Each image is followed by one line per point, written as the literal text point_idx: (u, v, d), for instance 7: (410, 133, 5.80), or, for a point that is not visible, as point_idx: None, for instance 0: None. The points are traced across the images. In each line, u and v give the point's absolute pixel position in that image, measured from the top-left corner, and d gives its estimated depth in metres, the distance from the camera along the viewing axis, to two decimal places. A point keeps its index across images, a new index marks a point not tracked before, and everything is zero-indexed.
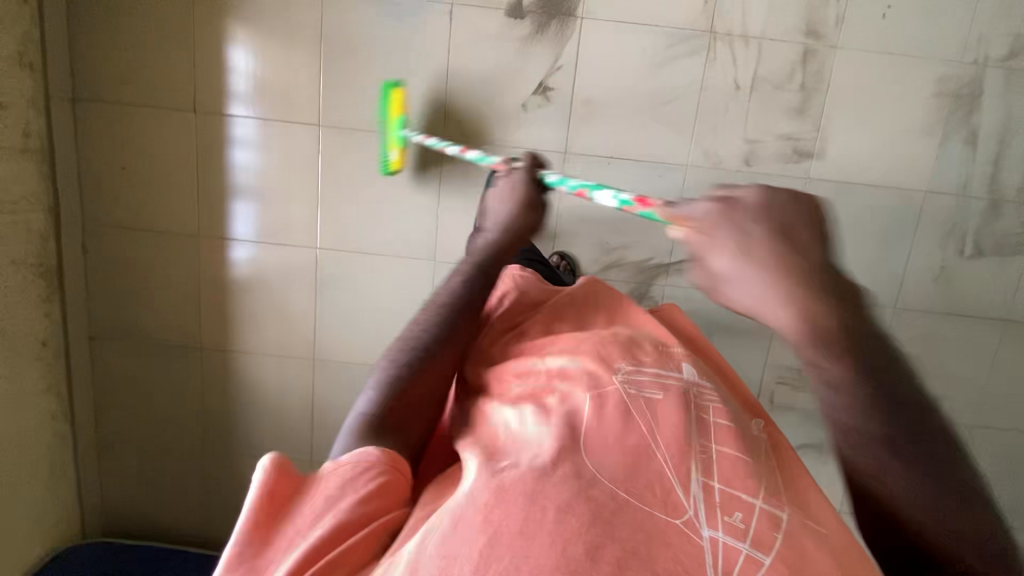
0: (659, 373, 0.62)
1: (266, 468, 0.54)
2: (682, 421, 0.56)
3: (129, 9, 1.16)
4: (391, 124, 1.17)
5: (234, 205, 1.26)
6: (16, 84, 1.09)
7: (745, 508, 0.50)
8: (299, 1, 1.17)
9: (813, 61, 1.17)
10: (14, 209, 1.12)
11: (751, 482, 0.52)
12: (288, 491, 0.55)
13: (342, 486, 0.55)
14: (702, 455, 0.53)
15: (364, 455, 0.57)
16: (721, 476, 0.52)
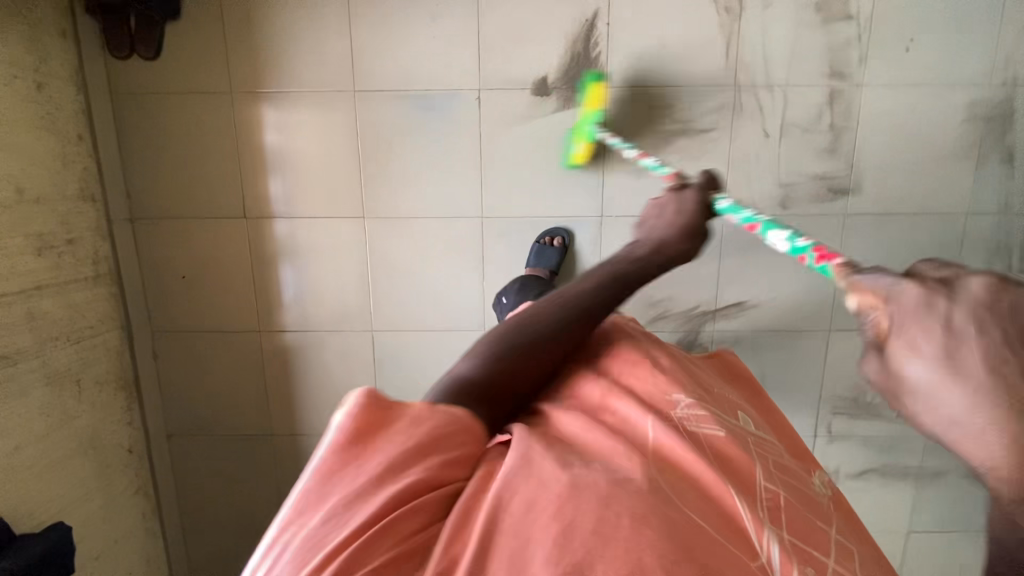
0: (721, 420, 0.68)
1: (358, 401, 0.53)
2: (746, 467, 0.62)
3: (176, 130, 1.23)
4: None
5: (284, 276, 1.31)
6: (83, 218, 1.16)
7: (817, 564, 0.54)
8: (332, 102, 1.21)
9: (840, 101, 1.18)
10: (93, 333, 1.18)
11: (823, 544, 0.57)
12: (378, 418, 0.53)
13: (431, 434, 0.54)
14: (770, 502, 0.59)
15: (457, 411, 0.58)
16: (790, 528, 0.57)
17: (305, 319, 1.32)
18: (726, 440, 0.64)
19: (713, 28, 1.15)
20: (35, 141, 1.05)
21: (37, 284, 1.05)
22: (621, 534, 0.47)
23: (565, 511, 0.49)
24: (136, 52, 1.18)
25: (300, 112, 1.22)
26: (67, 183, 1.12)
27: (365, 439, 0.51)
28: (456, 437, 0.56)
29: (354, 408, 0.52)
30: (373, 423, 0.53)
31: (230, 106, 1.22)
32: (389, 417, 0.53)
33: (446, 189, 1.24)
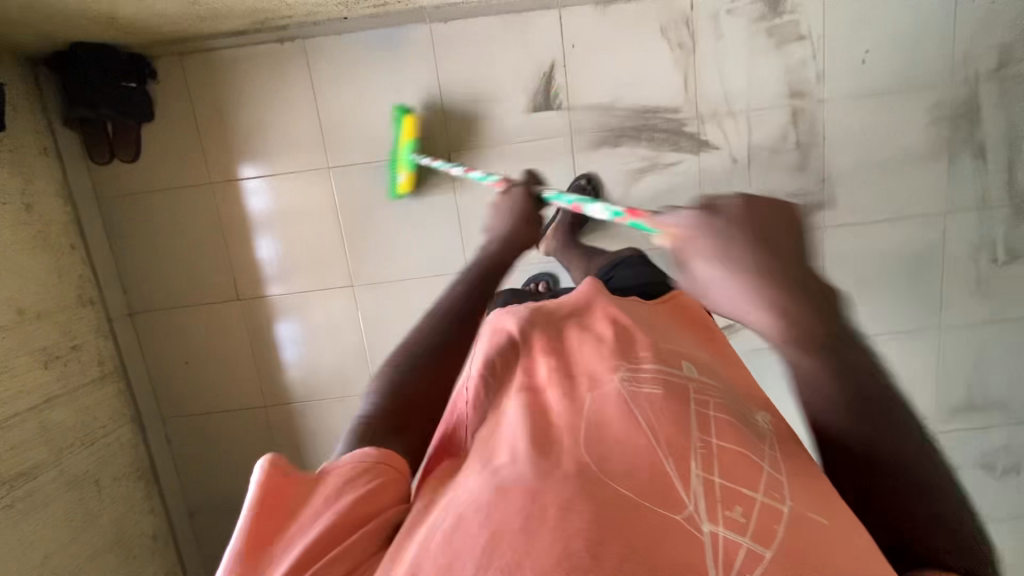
0: (652, 372, 0.59)
1: (263, 469, 0.48)
2: (679, 418, 0.53)
3: (163, 225, 1.27)
4: (402, 147, 1.18)
5: (281, 342, 1.33)
6: (84, 323, 1.20)
7: (747, 503, 0.46)
8: (309, 180, 1.24)
9: (804, 119, 1.19)
10: (106, 432, 1.22)
11: (754, 479, 0.49)
12: (290, 485, 0.48)
13: (348, 475, 0.50)
14: (703, 449, 0.50)
15: (376, 452, 0.52)
16: (722, 472, 0.49)
17: (309, 380, 1.35)
18: (661, 394, 0.55)
19: (668, 65, 1.16)
20: (30, 259, 1.09)
21: (47, 396, 1.09)
22: (542, 529, 0.43)
23: (494, 512, 0.45)
24: (117, 156, 1.22)
25: (279, 192, 1.25)
26: (65, 293, 1.16)
27: (275, 519, 0.46)
28: (380, 475, 0.51)
29: (259, 482, 0.48)
30: (284, 499, 0.47)
31: (213, 195, 1.26)
32: (302, 482, 0.49)
33: (429, 248, 1.27)
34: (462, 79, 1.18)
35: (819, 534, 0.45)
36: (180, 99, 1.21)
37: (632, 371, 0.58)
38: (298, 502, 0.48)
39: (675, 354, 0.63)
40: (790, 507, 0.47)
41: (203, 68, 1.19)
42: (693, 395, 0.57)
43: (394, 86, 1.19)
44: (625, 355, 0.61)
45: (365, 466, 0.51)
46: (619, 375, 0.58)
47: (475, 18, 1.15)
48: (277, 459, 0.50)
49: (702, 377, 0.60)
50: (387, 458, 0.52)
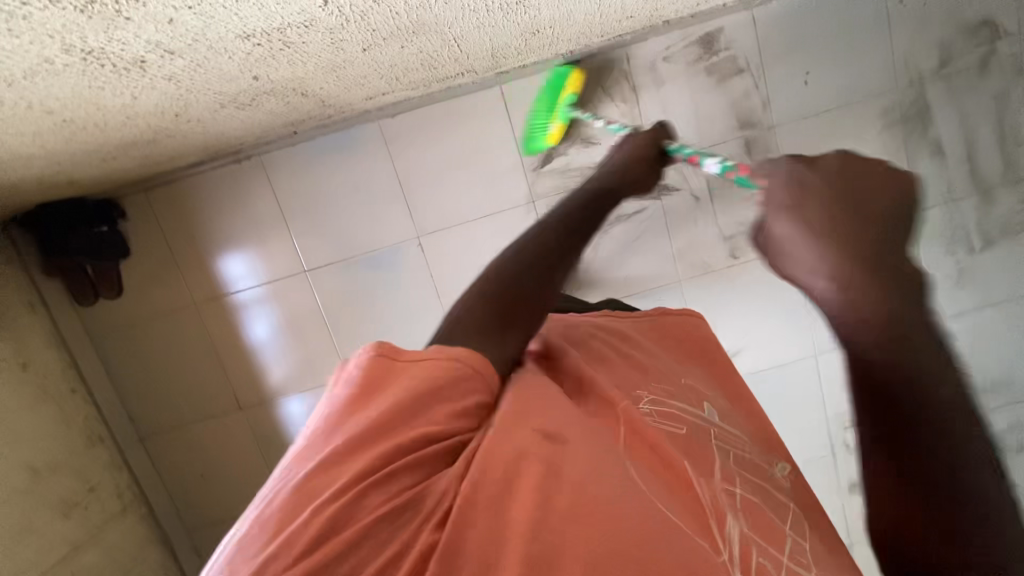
0: (675, 407, 0.59)
1: (371, 350, 0.46)
2: (707, 465, 0.54)
3: (156, 351, 1.30)
4: (561, 100, 1.15)
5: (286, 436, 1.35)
6: (97, 461, 1.24)
7: (774, 558, 0.47)
8: (287, 284, 1.27)
9: (758, 148, 1.20)
10: (135, 559, 1.25)
11: (777, 537, 0.50)
12: (386, 374, 0.45)
13: (441, 378, 0.45)
14: (730, 499, 0.52)
15: (466, 357, 0.48)
16: (749, 523, 0.50)
17: None
18: (686, 435, 0.56)
19: (615, 120, 1.18)
20: (34, 416, 1.13)
21: (73, 543, 1.13)
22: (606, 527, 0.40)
23: (556, 492, 0.41)
24: (101, 295, 1.26)
25: (261, 301, 1.28)
26: (73, 439, 1.20)
27: (364, 396, 0.43)
28: (462, 383, 0.46)
29: (360, 363, 0.45)
30: (380, 373, 0.45)
31: (199, 316, 1.29)
32: (407, 368, 0.45)
33: (413, 330, 1.29)
34: (418, 166, 1.21)
35: None
36: (151, 232, 1.24)
37: (659, 403, 0.59)
38: (391, 385, 0.44)
39: (694, 392, 0.64)
40: (814, 571, 0.48)
41: (169, 198, 1.23)
42: (715, 441, 0.58)
43: (354, 186, 1.22)
44: (649, 384, 0.61)
45: (451, 360, 0.47)
46: (646, 405, 0.58)
47: (421, 108, 1.18)
48: (379, 345, 0.47)
49: (722, 424, 0.61)
50: (476, 362, 0.48)
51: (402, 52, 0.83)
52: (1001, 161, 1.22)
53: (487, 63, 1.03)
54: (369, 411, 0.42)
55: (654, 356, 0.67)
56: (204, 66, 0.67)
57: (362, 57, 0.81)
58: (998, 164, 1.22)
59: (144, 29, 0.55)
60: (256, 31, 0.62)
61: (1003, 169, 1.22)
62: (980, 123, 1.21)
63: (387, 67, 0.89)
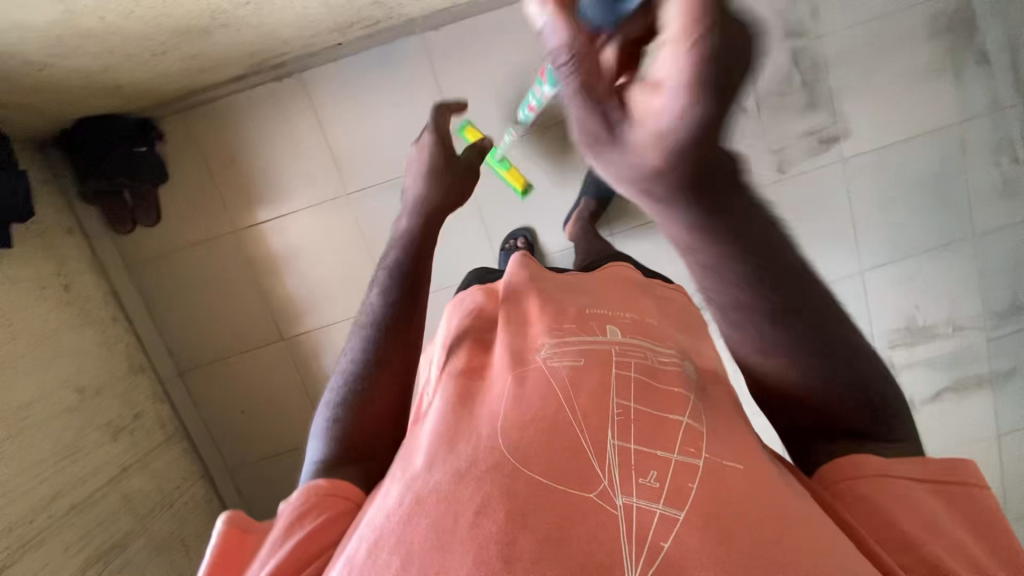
0: (571, 342, 0.63)
1: (222, 527, 0.53)
2: (601, 387, 0.56)
3: (194, 281, 1.28)
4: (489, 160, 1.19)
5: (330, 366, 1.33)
6: (140, 390, 1.21)
7: (663, 464, 0.48)
8: (332, 208, 1.25)
9: (805, 58, 1.20)
10: (181, 490, 1.23)
11: (683, 442, 0.51)
12: (245, 541, 0.53)
13: (303, 517, 0.54)
14: (621, 416, 0.53)
15: (325, 485, 0.58)
16: (638, 436, 0.51)
17: None
18: (581, 369, 0.58)
19: None
20: (79, 338, 1.10)
21: (122, 466, 1.10)
22: (462, 539, 0.42)
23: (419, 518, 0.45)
24: (140, 222, 1.23)
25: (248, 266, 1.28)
26: (116, 365, 1.17)
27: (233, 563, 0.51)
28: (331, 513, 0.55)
29: (215, 541, 0.52)
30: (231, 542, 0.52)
31: (240, 244, 1.27)
32: (252, 536, 0.53)
33: (460, 256, 1.28)
34: (466, 80, 1.19)
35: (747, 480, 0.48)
36: (191, 156, 1.22)
37: (557, 347, 0.62)
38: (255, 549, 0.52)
39: (599, 321, 0.68)
40: (705, 460, 0.49)
41: (209, 121, 1.20)
42: (616, 358, 0.61)
43: (399, 103, 1.20)
44: (545, 335, 0.64)
45: (306, 498, 0.56)
46: (541, 354, 0.61)
47: (467, 19, 1.16)
48: (232, 516, 0.54)
49: (626, 339, 0.65)
50: (329, 488, 0.57)
51: None
52: None
53: None
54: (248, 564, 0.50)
55: (591, 295, 0.75)
56: None
57: None
58: None
59: None
60: None
61: None
62: None
63: None
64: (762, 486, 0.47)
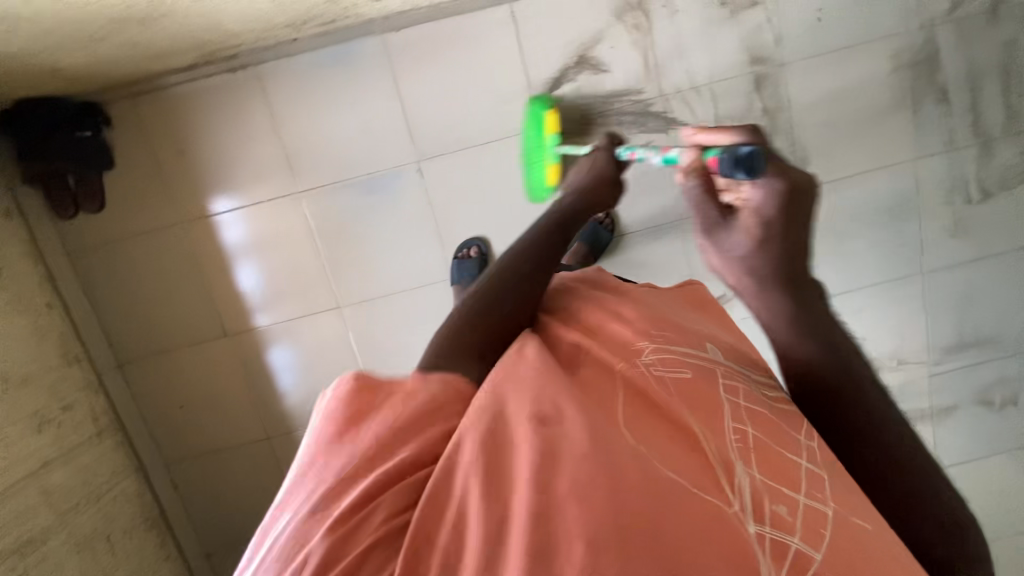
0: (677, 352, 0.58)
1: (347, 380, 0.53)
2: (709, 403, 0.53)
3: (135, 272, 1.25)
4: (546, 142, 1.12)
5: (273, 361, 1.31)
6: (72, 381, 1.18)
7: (790, 502, 0.47)
8: (280, 203, 1.22)
9: (767, 85, 1.19)
10: (109, 484, 1.21)
11: (793, 477, 0.49)
12: (368, 396, 0.51)
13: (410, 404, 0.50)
14: (739, 440, 0.50)
15: (435, 380, 0.54)
16: (761, 464, 0.49)
17: (303, 387, 1.32)
18: (692, 379, 0.55)
19: (629, 48, 1.16)
20: (8, 321, 1.07)
21: (44, 460, 1.07)
22: (597, 511, 0.41)
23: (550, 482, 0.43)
24: (83, 207, 1.20)
25: (252, 243, 1.24)
26: (47, 353, 1.14)
27: (345, 429, 0.49)
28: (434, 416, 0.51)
29: (338, 393, 0.52)
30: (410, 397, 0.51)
31: (186, 237, 1.24)
32: (378, 391, 0.52)
33: (409, 260, 1.26)
34: (424, 84, 1.17)
35: (862, 533, 0.47)
36: (139, 144, 1.19)
37: (662, 352, 0.57)
38: (378, 406, 0.51)
39: (697, 335, 0.63)
40: (833, 509, 0.48)
41: (159, 108, 1.17)
42: (722, 379, 0.57)
43: (354, 103, 1.18)
44: (651, 332, 0.60)
45: (418, 384, 0.53)
46: (645, 356, 0.56)
47: (427, 22, 1.14)
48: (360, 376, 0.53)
49: (727, 361, 0.61)
50: (455, 385, 0.53)
51: None
52: (1002, 112, 1.23)
53: None
54: (345, 441, 0.48)
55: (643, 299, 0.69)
56: None
57: None
58: (1000, 115, 1.24)
59: None
60: None
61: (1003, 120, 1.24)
62: (987, 70, 1.21)
63: None
64: (864, 538, 0.46)
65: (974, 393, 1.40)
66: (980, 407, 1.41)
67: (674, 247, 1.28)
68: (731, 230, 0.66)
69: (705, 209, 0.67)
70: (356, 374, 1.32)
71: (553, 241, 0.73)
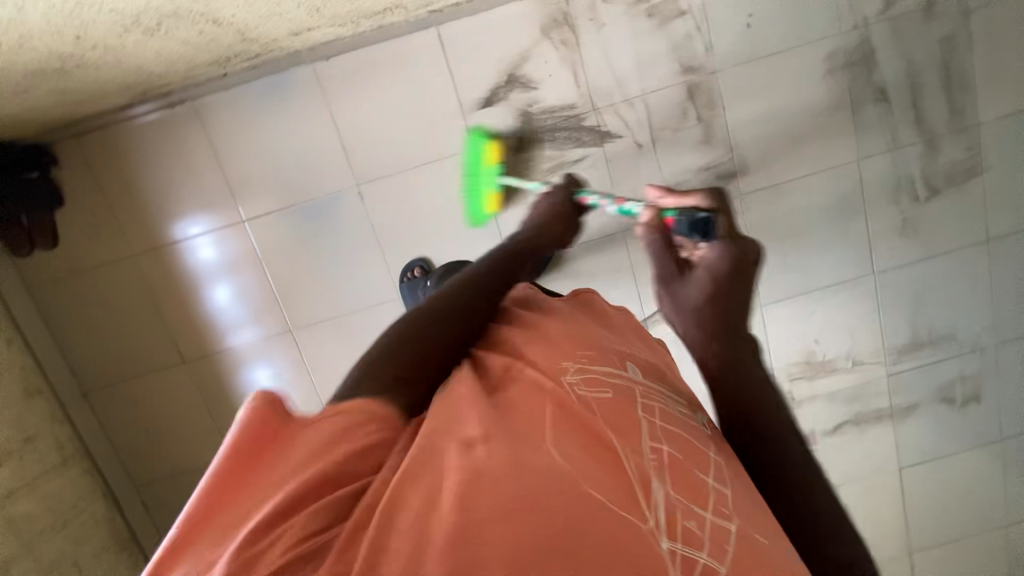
0: (597, 373, 0.58)
1: (252, 405, 0.48)
2: (629, 420, 0.54)
3: (92, 303, 1.29)
4: (488, 171, 1.18)
5: (232, 383, 1.34)
6: (36, 412, 1.22)
7: (699, 517, 0.49)
8: (228, 232, 1.25)
9: (700, 93, 1.19)
10: (77, 510, 1.25)
11: (700, 492, 0.51)
12: (273, 428, 0.48)
13: (331, 432, 0.49)
14: (657, 461, 0.51)
15: (357, 410, 0.51)
16: (673, 483, 0.50)
17: None
18: (614, 398, 0.55)
19: (558, 65, 1.17)
20: None
21: (8, 491, 1.11)
22: (519, 536, 0.42)
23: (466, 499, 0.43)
24: (37, 245, 1.24)
25: (221, 266, 1.27)
26: (9, 387, 1.18)
27: (262, 457, 0.46)
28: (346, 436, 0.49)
29: (236, 433, 0.47)
30: (315, 432, 0.48)
31: (138, 268, 1.27)
32: (291, 424, 0.49)
33: (356, 283, 1.28)
34: (357, 110, 1.19)
35: (760, 549, 0.49)
36: (86, 181, 1.22)
37: (584, 369, 0.57)
38: (289, 438, 0.48)
39: (616, 355, 0.63)
40: (737, 525, 0.50)
41: (103, 145, 1.21)
42: (640, 399, 0.57)
43: (289, 132, 1.20)
44: (575, 354, 0.60)
45: (340, 419, 0.50)
46: (573, 373, 0.57)
47: (356, 50, 1.16)
48: (263, 401, 0.49)
49: (645, 381, 0.61)
50: (374, 411, 0.52)
51: None
52: (946, 108, 1.21)
53: None
54: (258, 478, 0.45)
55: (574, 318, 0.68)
56: None
57: None
58: (943, 110, 1.21)
59: None
60: None
61: (947, 116, 1.21)
62: (926, 66, 1.19)
63: None
64: (764, 553, 0.49)
65: (936, 391, 1.38)
66: (941, 405, 1.38)
67: (617, 258, 1.28)
68: (685, 283, 0.70)
69: (664, 264, 0.74)
70: (312, 393, 1.34)
71: (478, 296, 0.71)
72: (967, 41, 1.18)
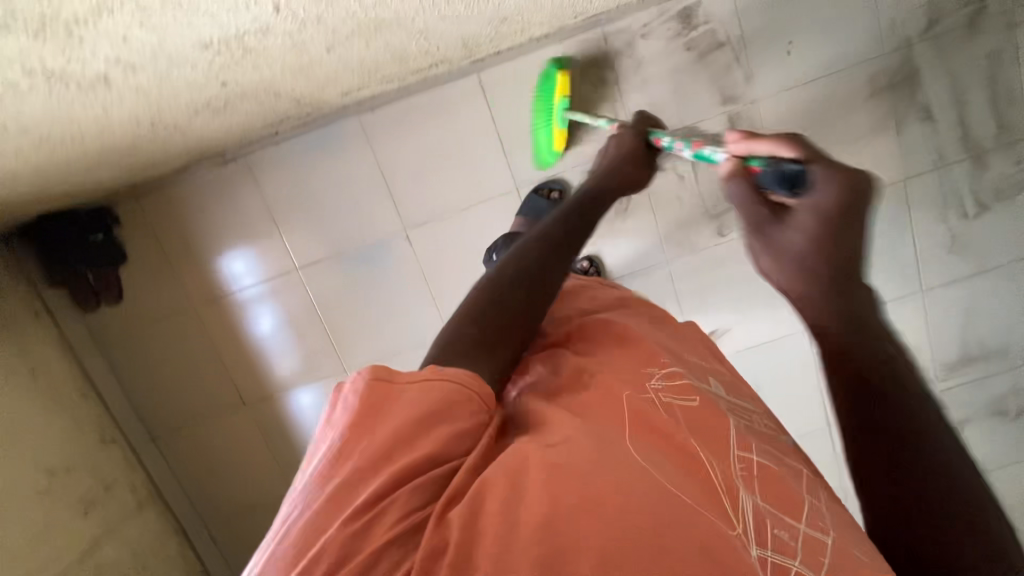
0: (685, 382, 0.56)
1: (364, 375, 0.45)
2: (718, 437, 0.51)
3: (155, 353, 1.35)
4: (555, 107, 1.14)
5: (288, 417, 1.39)
6: (112, 462, 1.29)
7: (791, 530, 0.45)
8: (281, 281, 1.30)
9: (741, 122, 1.19)
10: (154, 551, 1.32)
11: (795, 505, 0.47)
12: (386, 395, 0.44)
13: (435, 401, 0.44)
14: (745, 471, 0.48)
15: (467, 372, 0.47)
16: (765, 492, 0.47)
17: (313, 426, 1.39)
18: (703, 411, 0.53)
19: (598, 103, 1.19)
20: (43, 418, 1.17)
21: (93, 540, 1.18)
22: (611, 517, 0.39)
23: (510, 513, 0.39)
24: (103, 301, 1.30)
25: (267, 296, 1.31)
26: (86, 440, 1.25)
27: (373, 422, 0.43)
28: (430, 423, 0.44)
29: (354, 392, 0.44)
30: (439, 392, 0.45)
31: (198, 318, 1.32)
32: (403, 392, 0.44)
33: (407, 325, 1.32)
34: (401, 157, 1.22)
35: (856, 556, 0.43)
36: (146, 239, 1.28)
37: (670, 384, 0.55)
38: (400, 410, 0.43)
39: (697, 368, 0.62)
40: (834, 539, 0.45)
41: (161, 204, 1.26)
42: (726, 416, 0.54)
43: (337, 183, 1.24)
44: (656, 360, 0.58)
45: (437, 383, 0.45)
46: (656, 385, 0.55)
47: (399, 101, 1.19)
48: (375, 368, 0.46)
49: (728, 398, 0.60)
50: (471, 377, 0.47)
51: (368, 49, 0.81)
52: (993, 123, 1.19)
53: (460, 53, 1.02)
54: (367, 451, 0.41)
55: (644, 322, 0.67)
56: (166, 79, 0.67)
57: (327, 57, 0.79)
58: (991, 125, 1.19)
59: (99, 46, 0.53)
60: (214, 39, 0.59)
61: (995, 131, 1.19)
62: (971, 83, 1.18)
63: (356, 68, 0.89)
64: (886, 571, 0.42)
65: (988, 405, 1.36)
66: (993, 418, 1.37)
67: (661, 288, 1.30)
68: (786, 229, 0.61)
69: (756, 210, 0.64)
70: None
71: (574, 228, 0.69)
72: (1014, 55, 1.16)
